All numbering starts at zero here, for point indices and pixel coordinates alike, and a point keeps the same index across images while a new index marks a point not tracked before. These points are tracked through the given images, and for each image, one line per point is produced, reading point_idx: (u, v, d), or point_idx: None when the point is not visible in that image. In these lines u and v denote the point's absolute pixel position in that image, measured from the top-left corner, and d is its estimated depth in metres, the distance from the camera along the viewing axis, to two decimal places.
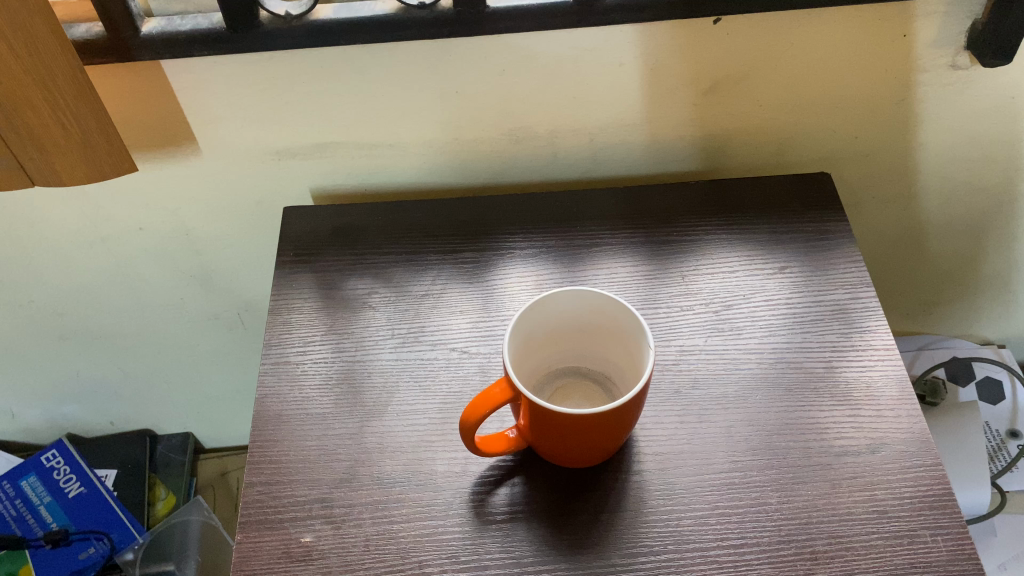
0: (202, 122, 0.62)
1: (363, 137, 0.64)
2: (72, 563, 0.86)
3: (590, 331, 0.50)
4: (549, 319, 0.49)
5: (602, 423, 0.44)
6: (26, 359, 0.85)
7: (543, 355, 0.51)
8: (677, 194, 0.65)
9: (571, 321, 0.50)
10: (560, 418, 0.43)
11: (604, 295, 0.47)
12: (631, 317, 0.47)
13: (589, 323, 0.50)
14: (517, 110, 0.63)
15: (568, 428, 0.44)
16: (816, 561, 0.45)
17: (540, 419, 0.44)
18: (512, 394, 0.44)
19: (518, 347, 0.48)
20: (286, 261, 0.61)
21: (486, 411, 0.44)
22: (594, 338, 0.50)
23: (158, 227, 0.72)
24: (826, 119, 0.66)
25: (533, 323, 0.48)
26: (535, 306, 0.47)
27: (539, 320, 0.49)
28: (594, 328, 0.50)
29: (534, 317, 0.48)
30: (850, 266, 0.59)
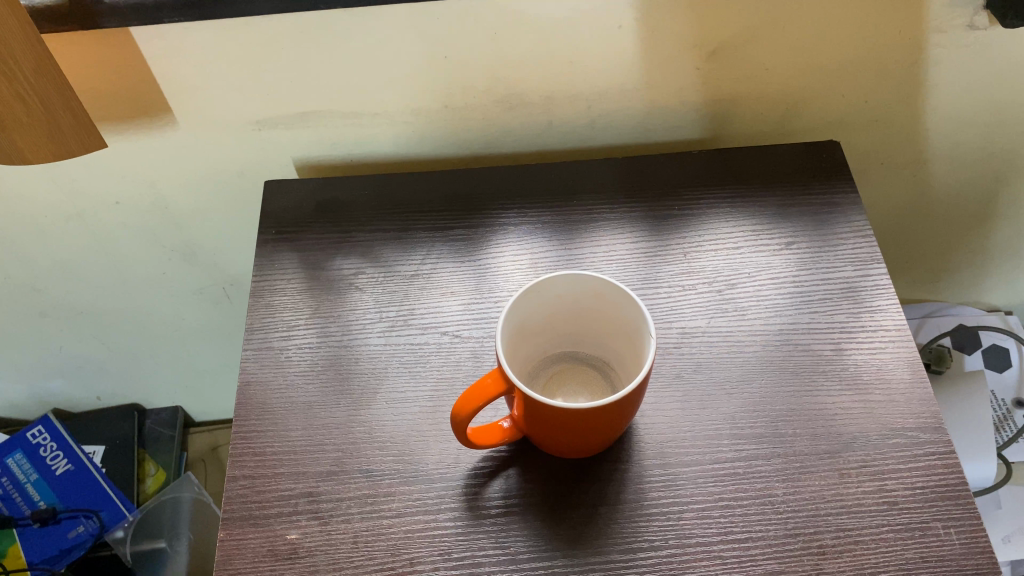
0: (175, 93, 0.59)
1: (348, 105, 0.61)
2: (61, 542, 0.83)
3: (588, 317, 0.48)
4: (545, 304, 0.46)
5: (600, 417, 0.42)
6: (7, 336, 0.82)
7: (540, 341, 0.48)
8: (679, 164, 0.62)
9: (569, 307, 0.47)
10: (555, 412, 0.41)
11: (603, 279, 0.45)
12: (632, 306, 0.44)
13: (588, 309, 0.47)
14: (510, 77, 0.60)
15: (565, 420, 0.42)
16: (824, 555, 0.43)
17: (536, 411, 0.42)
18: (507, 385, 0.41)
19: (512, 335, 0.45)
20: (269, 238, 0.58)
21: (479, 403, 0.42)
22: (593, 325, 0.48)
23: (136, 203, 0.69)
24: (835, 83, 0.63)
25: (529, 309, 0.46)
26: (530, 291, 0.45)
27: (535, 305, 0.46)
28: (592, 314, 0.47)
29: (530, 302, 0.45)
30: (860, 240, 0.56)
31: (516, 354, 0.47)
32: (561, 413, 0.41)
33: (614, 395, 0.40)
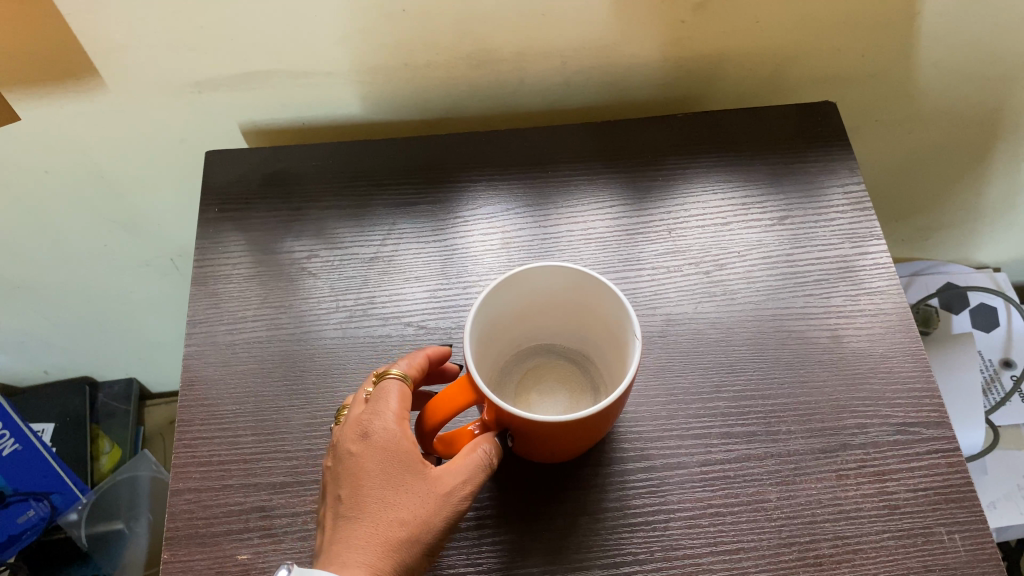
0: (100, 52, 0.52)
1: (296, 65, 0.55)
2: (9, 525, 0.78)
3: (564, 307, 0.42)
4: (519, 296, 0.40)
5: (582, 427, 0.37)
6: None
7: (512, 336, 0.43)
8: (662, 127, 0.57)
9: (543, 297, 0.41)
10: (530, 426, 0.36)
11: (583, 270, 0.38)
12: (611, 293, 0.38)
13: (565, 296, 0.41)
14: (476, 34, 0.53)
15: (541, 432, 0.36)
16: (821, 567, 0.40)
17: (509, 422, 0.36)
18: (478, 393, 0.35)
19: (480, 337, 0.39)
20: (212, 217, 0.53)
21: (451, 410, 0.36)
22: (570, 314, 0.42)
23: (68, 172, 0.63)
24: (831, 36, 0.57)
25: (498, 303, 0.39)
26: (502, 286, 0.38)
27: (505, 298, 0.39)
28: (568, 303, 0.41)
29: (498, 297, 0.39)
30: (855, 214, 0.52)
31: (485, 353, 0.41)
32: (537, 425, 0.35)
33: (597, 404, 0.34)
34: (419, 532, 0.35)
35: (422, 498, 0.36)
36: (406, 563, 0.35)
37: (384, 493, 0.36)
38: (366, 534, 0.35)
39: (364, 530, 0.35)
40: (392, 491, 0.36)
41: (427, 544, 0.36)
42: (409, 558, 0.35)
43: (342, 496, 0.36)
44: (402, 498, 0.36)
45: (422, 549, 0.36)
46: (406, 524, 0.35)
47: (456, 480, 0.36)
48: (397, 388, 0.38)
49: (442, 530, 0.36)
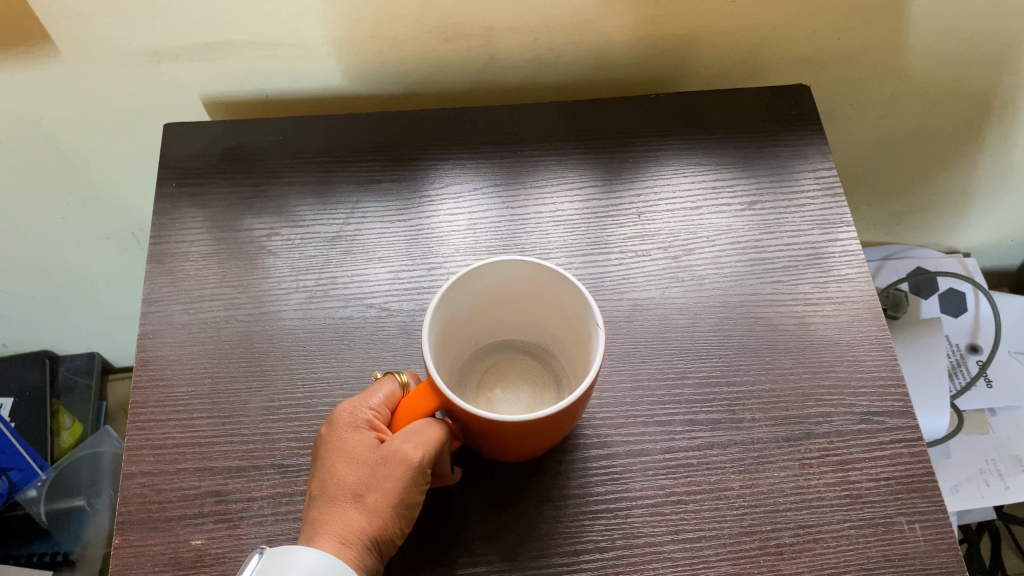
0: (52, 18, 0.50)
1: (258, 36, 0.53)
2: None
3: (523, 302, 0.41)
4: (476, 294, 0.39)
5: (549, 426, 0.36)
6: None
7: (470, 334, 0.42)
8: (633, 107, 0.56)
9: (500, 293, 0.40)
10: (496, 430, 0.35)
11: (538, 264, 0.37)
12: (568, 284, 0.37)
13: (525, 292, 0.40)
14: (446, 7, 0.52)
15: (505, 434, 0.35)
16: (781, 556, 0.40)
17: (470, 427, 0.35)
18: (432, 401, 0.35)
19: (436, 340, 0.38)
20: (169, 192, 0.51)
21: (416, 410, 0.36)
22: (529, 308, 0.41)
23: (21, 139, 0.60)
24: (805, 18, 0.56)
25: (456, 303, 0.38)
26: (457, 285, 0.37)
27: (462, 298, 0.38)
28: (526, 297, 0.40)
29: (454, 296, 0.38)
30: (826, 199, 0.51)
31: (443, 355, 0.40)
32: (498, 429, 0.34)
33: (559, 402, 0.33)
34: (377, 501, 0.36)
35: (377, 469, 0.36)
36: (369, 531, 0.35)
37: (347, 467, 0.36)
38: (331, 507, 0.36)
39: (327, 505, 0.36)
40: (355, 464, 0.36)
41: (390, 512, 0.36)
42: (371, 527, 0.35)
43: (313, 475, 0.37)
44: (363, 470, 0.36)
45: (384, 516, 0.36)
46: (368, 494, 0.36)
47: (410, 447, 0.36)
48: (392, 387, 0.38)
49: (403, 498, 0.36)
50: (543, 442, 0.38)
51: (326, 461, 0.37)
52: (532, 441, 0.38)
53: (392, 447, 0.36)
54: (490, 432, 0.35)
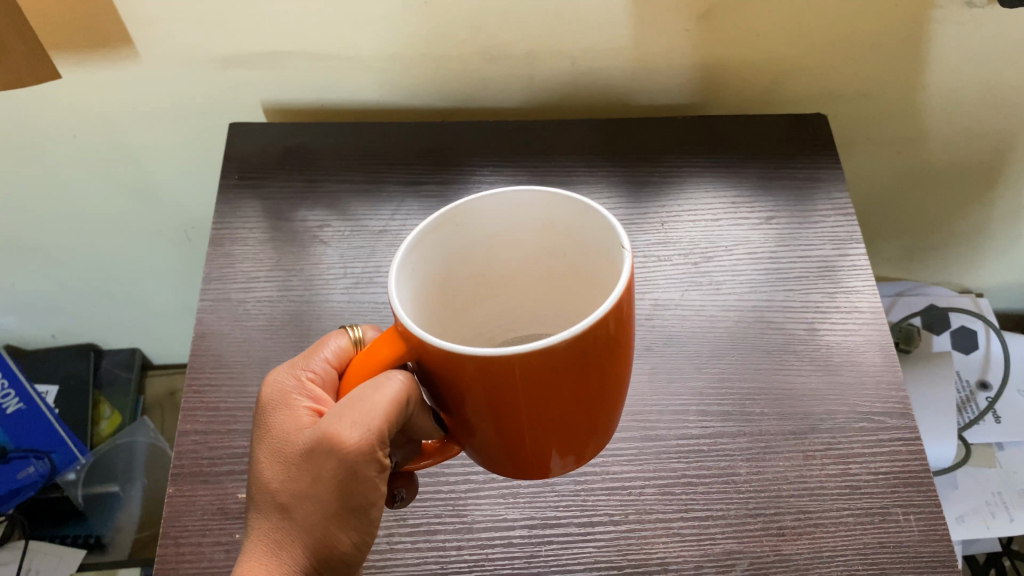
0: (136, 24, 0.56)
1: (321, 48, 0.58)
2: (10, 482, 0.81)
3: (546, 278, 0.35)
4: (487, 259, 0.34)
5: (568, 389, 0.29)
6: None
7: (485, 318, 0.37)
8: (662, 128, 0.60)
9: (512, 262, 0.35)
10: (495, 387, 0.29)
11: (560, 208, 0.32)
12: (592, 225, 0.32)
13: (537, 264, 0.35)
14: (492, 27, 0.57)
15: (509, 397, 0.29)
16: (783, 537, 0.43)
17: (453, 382, 0.29)
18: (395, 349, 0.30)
19: (426, 319, 0.34)
20: (231, 184, 0.56)
21: (366, 365, 0.31)
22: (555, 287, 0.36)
23: (92, 135, 0.66)
24: (824, 55, 0.61)
25: (451, 275, 0.34)
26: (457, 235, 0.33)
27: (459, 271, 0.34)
28: (550, 270, 0.35)
29: (450, 251, 0.33)
30: (839, 219, 0.55)
31: (444, 340, 0.35)
32: (486, 376, 0.28)
33: (563, 335, 0.27)
34: (307, 510, 0.33)
35: (306, 468, 0.33)
36: (300, 539, 0.33)
37: (275, 470, 0.34)
38: (262, 522, 0.34)
39: (257, 507, 0.34)
40: (282, 464, 0.34)
41: (325, 517, 0.33)
42: (302, 533, 0.33)
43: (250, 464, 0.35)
44: (288, 473, 0.33)
45: (315, 524, 0.33)
46: (295, 504, 0.33)
47: (342, 427, 0.32)
48: (337, 342, 0.37)
49: (337, 497, 0.33)
50: (556, 428, 0.31)
51: (259, 451, 0.35)
52: (540, 419, 0.31)
53: (318, 432, 0.32)
54: (479, 387, 0.29)
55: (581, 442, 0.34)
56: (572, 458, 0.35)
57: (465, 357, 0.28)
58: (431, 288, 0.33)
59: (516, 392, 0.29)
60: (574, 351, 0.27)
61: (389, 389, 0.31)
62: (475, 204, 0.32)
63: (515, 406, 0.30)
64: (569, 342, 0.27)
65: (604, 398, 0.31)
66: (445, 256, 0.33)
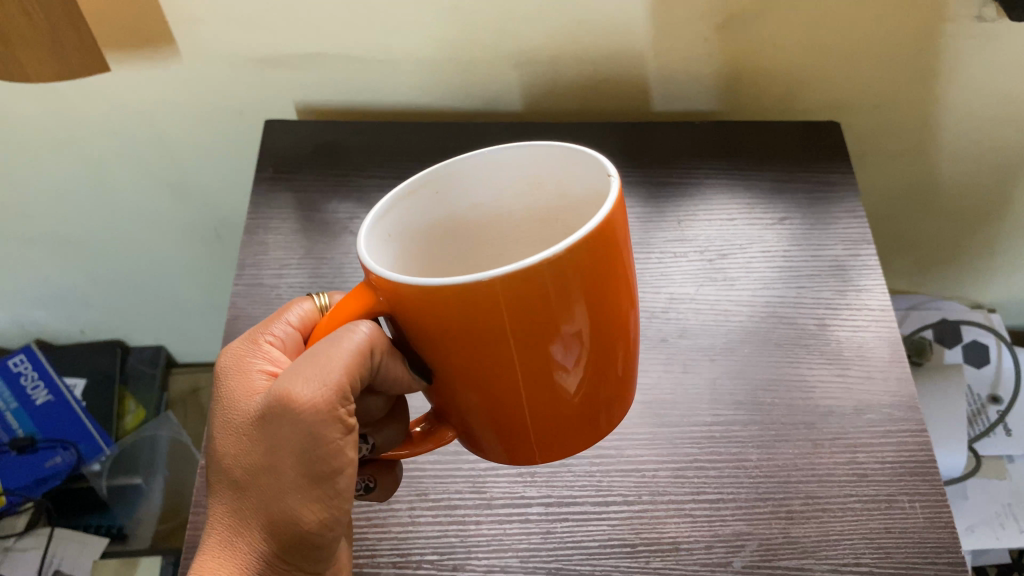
0: (180, 24, 0.59)
1: (354, 51, 0.61)
2: (38, 471, 0.85)
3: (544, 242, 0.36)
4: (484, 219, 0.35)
5: (553, 337, 0.28)
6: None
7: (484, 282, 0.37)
8: (680, 133, 0.62)
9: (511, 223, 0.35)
10: (476, 331, 0.28)
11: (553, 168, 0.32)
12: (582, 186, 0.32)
13: (522, 227, 0.35)
14: (518, 32, 0.59)
15: (490, 343, 0.28)
16: (791, 520, 0.44)
17: (432, 331, 0.28)
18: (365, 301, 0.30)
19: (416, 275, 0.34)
20: (265, 177, 0.59)
21: (327, 318, 0.31)
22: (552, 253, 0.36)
23: (132, 132, 0.69)
24: (838, 66, 0.63)
25: (439, 238, 0.35)
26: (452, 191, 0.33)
27: (436, 236, 0.35)
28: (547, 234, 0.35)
29: (444, 207, 0.34)
30: (851, 221, 0.56)
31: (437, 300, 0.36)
32: (465, 314, 0.27)
33: (549, 249, 0.26)
34: (262, 479, 0.33)
35: (261, 436, 0.33)
36: (260, 506, 0.33)
37: (231, 442, 0.34)
38: (223, 494, 0.34)
39: (216, 482, 0.34)
40: (238, 435, 0.34)
41: (282, 487, 0.33)
42: (262, 503, 0.33)
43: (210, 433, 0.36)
44: (244, 444, 0.34)
45: (271, 494, 0.33)
46: (251, 473, 0.33)
47: (298, 384, 0.32)
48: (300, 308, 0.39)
49: (292, 463, 0.33)
50: (558, 382, 0.30)
51: (219, 419, 0.35)
52: (538, 369, 0.29)
53: (275, 391, 0.32)
54: (468, 328, 0.28)
55: (589, 405, 0.32)
56: (585, 430, 0.33)
57: (446, 287, 0.27)
58: (410, 254, 0.33)
59: (507, 328, 0.27)
60: (562, 268, 0.26)
61: (353, 337, 0.31)
62: (448, 167, 0.33)
63: (508, 349, 0.28)
64: (556, 258, 0.26)
65: (607, 344, 0.30)
66: (422, 222, 0.33)
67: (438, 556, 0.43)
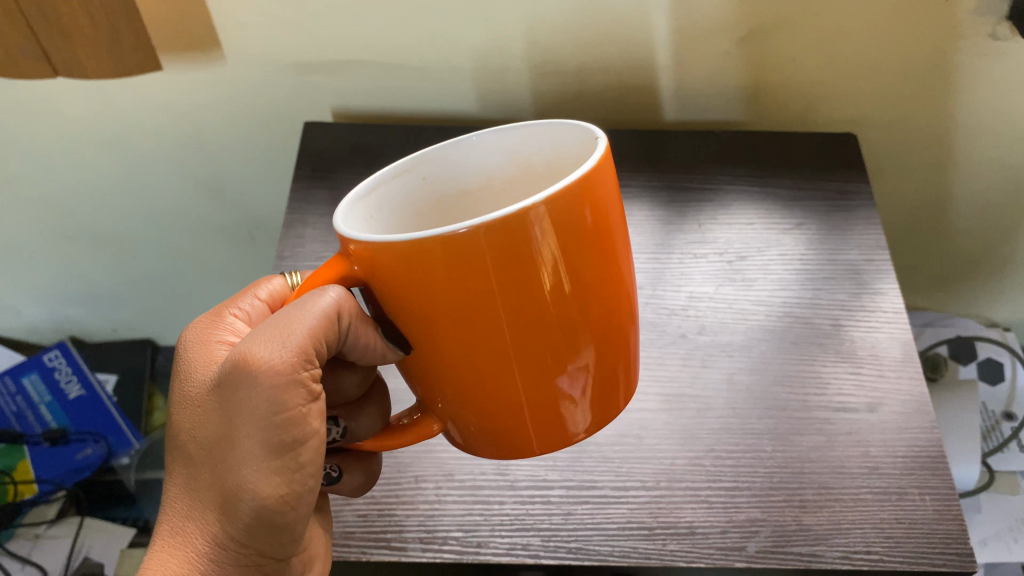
0: (227, 29, 0.62)
1: (389, 58, 0.64)
2: (70, 462, 0.88)
3: None
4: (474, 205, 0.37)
5: (541, 295, 0.28)
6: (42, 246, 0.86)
7: None
8: (703, 143, 0.65)
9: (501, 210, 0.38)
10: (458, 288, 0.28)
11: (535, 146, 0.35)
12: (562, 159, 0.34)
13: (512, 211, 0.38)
14: (546, 43, 0.62)
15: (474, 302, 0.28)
16: (804, 508, 0.46)
17: (416, 292, 0.29)
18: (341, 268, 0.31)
19: None
20: (302, 175, 0.61)
21: (306, 283, 0.33)
22: None
23: (174, 133, 0.72)
24: (855, 81, 0.66)
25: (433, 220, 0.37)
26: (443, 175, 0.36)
27: (425, 221, 0.37)
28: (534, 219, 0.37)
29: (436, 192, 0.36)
30: (867, 228, 0.58)
31: None
32: (449, 271, 0.28)
33: (533, 196, 0.27)
34: (219, 447, 0.34)
35: (220, 405, 0.34)
36: (222, 472, 0.34)
37: (193, 413, 0.35)
38: (185, 464, 0.35)
39: (180, 453, 0.36)
40: (199, 405, 0.35)
41: (238, 456, 0.33)
42: (218, 472, 0.34)
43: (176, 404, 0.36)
44: (205, 414, 0.35)
45: (227, 462, 0.34)
46: (211, 442, 0.34)
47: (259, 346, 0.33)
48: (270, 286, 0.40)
49: (249, 431, 0.33)
50: (548, 350, 0.29)
51: (184, 389, 0.36)
52: (529, 332, 0.29)
53: (237, 354, 0.33)
54: (455, 284, 0.28)
55: (586, 377, 0.31)
56: (578, 412, 0.33)
57: (426, 241, 0.27)
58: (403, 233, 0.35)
59: (495, 282, 0.28)
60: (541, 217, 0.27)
61: (319, 302, 0.32)
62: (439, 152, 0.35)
63: (496, 308, 0.28)
64: (542, 207, 0.27)
65: (597, 310, 0.30)
66: (415, 203, 0.36)
67: (463, 533, 0.45)
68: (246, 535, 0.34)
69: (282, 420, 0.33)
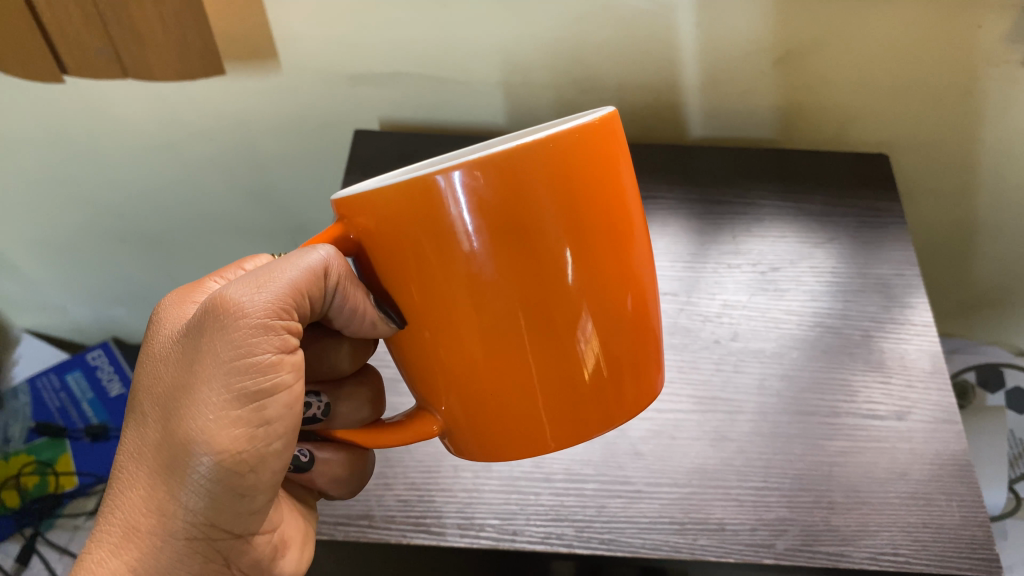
0: (283, 40, 0.65)
1: (437, 71, 0.66)
2: (108, 458, 0.90)
3: None
4: None
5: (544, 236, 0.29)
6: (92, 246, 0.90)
7: None
8: (738, 160, 0.66)
9: None
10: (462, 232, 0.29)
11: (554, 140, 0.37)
12: None
13: None
14: (589, 60, 0.64)
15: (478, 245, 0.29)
16: (832, 509, 0.47)
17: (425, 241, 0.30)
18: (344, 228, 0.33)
19: None
20: (350, 180, 0.64)
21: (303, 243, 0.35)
22: None
23: (226, 139, 0.75)
24: (887, 104, 0.67)
25: None
26: None
27: None
28: None
29: None
30: (898, 245, 0.60)
31: None
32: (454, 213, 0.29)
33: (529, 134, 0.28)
34: (177, 394, 0.34)
35: (185, 354, 0.35)
36: (177, 422, 0.34)
37: (158, 369, 0.36)
38: (142, 418, 0.36)
39: (138, 407, 0.36)
40: (165, 359, 0.36)
41: (197, 402, 0.34)
42: (173, 419, 0.34)
43: (143, 362, 0.37)
44: (168, 366, 0.35)
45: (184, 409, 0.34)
46: (171, 390, 0.35)
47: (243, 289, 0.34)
48: None
49: (211, 376, 0.34)
50: (556, 295, 0.30)
51: (152, 345, 0.37)
52: (537, 275, 0.30)
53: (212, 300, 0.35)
54: (454, 225, 0.29)
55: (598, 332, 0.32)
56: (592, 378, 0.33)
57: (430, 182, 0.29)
58: None
59: (498, 222, 0.29)
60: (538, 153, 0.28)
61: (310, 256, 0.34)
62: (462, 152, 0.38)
63: (502, 250, 0.29)
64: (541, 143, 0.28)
65: (598, 263, 0.31)
66: None
67: (499, 521, 0.47)
68: (198, 491, 0.34)
69: (247, 368, 0.34)
